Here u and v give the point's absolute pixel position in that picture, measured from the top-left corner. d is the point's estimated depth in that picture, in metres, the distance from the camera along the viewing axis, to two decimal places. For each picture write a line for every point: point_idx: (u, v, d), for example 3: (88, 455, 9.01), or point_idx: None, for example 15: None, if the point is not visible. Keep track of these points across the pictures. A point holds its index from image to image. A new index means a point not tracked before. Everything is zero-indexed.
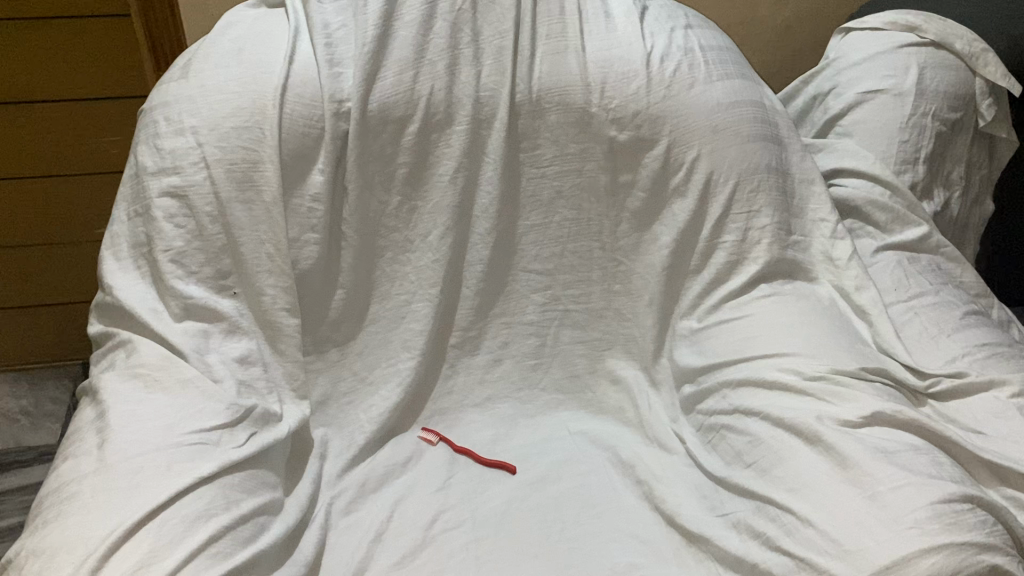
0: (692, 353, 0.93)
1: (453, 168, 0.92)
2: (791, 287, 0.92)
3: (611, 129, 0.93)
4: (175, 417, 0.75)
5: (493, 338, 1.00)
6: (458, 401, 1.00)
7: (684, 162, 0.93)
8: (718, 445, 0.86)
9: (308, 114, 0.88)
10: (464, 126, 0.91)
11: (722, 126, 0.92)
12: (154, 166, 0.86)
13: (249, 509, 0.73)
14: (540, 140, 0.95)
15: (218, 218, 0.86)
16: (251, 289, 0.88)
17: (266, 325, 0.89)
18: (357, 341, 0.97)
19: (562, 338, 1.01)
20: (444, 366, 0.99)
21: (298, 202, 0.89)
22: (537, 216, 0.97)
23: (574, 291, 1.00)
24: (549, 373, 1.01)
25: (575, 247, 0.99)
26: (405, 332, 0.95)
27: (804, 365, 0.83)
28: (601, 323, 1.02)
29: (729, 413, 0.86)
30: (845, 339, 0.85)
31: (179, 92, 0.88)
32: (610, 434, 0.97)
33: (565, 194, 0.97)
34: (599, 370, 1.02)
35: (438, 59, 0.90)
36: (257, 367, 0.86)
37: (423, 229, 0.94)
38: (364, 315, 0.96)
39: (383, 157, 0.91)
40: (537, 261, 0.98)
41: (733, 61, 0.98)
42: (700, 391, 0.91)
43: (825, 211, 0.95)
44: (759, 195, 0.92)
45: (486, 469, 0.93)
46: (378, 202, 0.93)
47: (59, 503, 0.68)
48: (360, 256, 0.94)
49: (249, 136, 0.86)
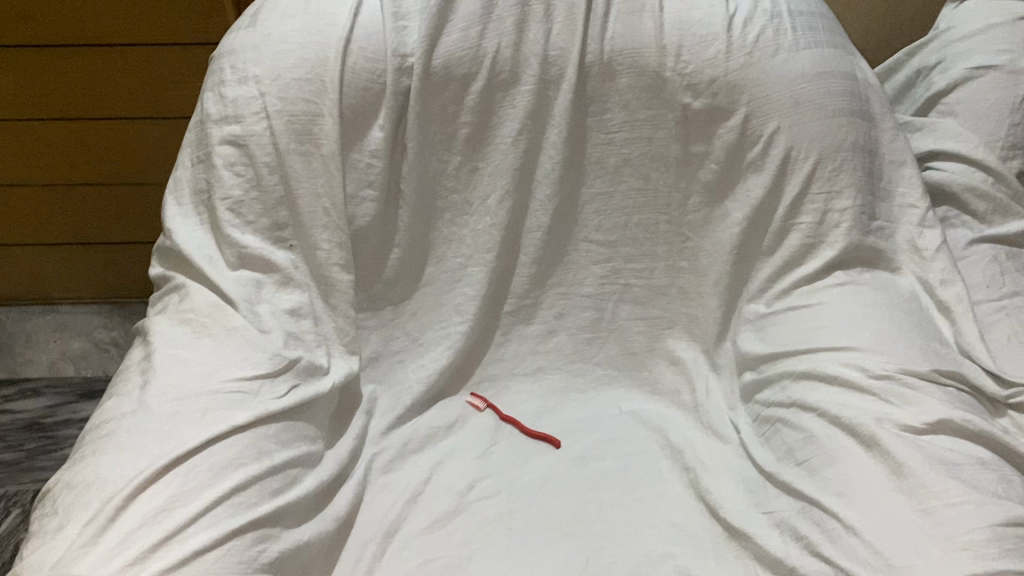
0: (755, 340, 0.88)
1: (516, 130, 0.89)
2: (868, 276, 0.85)
3: (684, 96, 0.87)
4: (217, 364, 0.77)
5: (550, 307, 0.97)
6: (509, 369, 0.98)
7: (761, 135, 0.86)
8: (772, 438, 0.82)
9: (370, 68, 0.86)
10: (530, 86, 0.88)
11: (805, 99, 0.84)
12: (217, 114, 0.86)
13: (282, 461, 0.74)
14: (609, 104, 0.90)
15: (276, 169, 0.85)
16: (306, 243, 0.88)
17: (318, 279, 0.89)
18: (411, 301, 0.96)
19: (620, 313, 0.97)
20: (498, 332, 0.97)
21: (356, 158, 0.88)
22: (601, 184, 0.93)
23: (636, 265, 0.95)
24: (604, 348, 0.98)
25: (639, 220, 0.94)
26: (459, 295, 0.94)
27: (872, 363, 0.76)
28: (663, 300, 0.96)
29: (786, 406, 0.81)
30: (920, 337, 0.79)
31: (246, 41, 0.88)
32: (662, 415, 0.93)
33: (633, 162, 0.92)
34: (657, 349, 0.97)
35: (507, 15, 0.87)
36: (308, 321, 0.86)
37: (482, 192, 0.93)
38: (420, 275, 0.96)
39: (445, 115, 0.89)
40: (599, 232, 0.94)
41: (827, 26, 0.89)
42: (759, 380, 0.86)
43: (915, 197, 0.87)
44: (842, 175, 0.85)
45: (531, 441, 0.91)
46: (438, 161, 0.91)
47: (97, 440, 0.70)
48: (417, 216, 0.93)
49: (310, 88, 0.85)
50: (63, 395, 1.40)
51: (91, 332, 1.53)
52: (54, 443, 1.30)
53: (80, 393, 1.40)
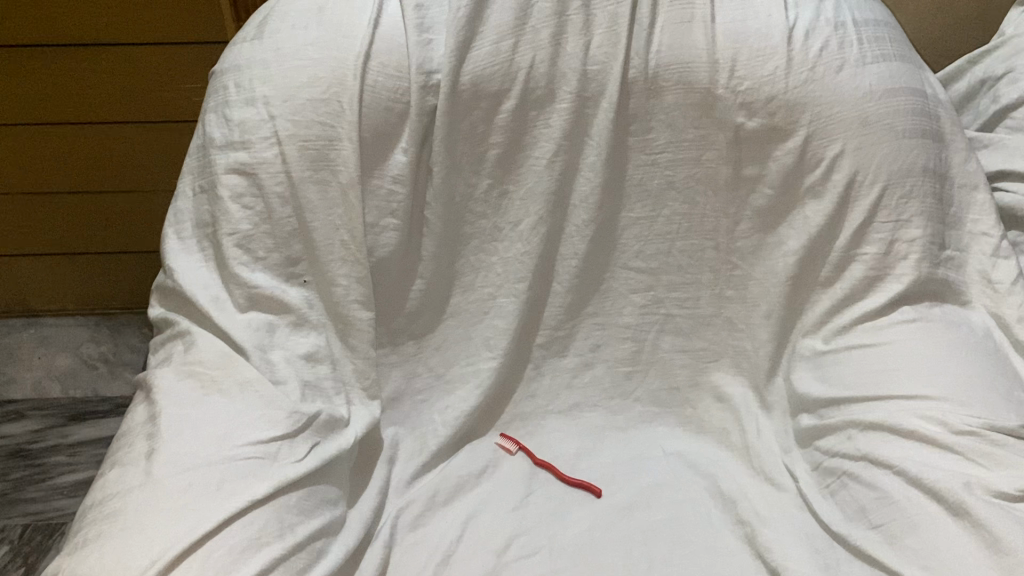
0: (815, 382, 0.81)
1: (551, 151, 0.82)
2: (939, 312, 0.78)
3: (738, 115, 0.79)
4: (231, 426, 0.69)
5: (585, 339, 0.90)
6: (541, 406, 0.90)
7: (823, 158, 0.78)
8: (839, 494, 0.75)
9: (391, 86, 0.77)
10: (567, 103, 0.80)
11: (873, 119, 0.77)
12: (222, 139, 0.77)
13: (305, 535, 0.66)
14: (653, 123, 0.82)
15: (289, 199, 0.77)
16: (322, 279, 0.80)
17: (335, 318, 0.80)
18: (435, 335, 0.88)
19: (661, 345, 0.89)
20: (529, 367, 0.90)
21: (376, 183, 0.80)
22: (643, 208, 0.85)
23: (679, 294, 0.88)
24: (644, 383, 0.90)
25: (684, 246, 0.86)
26: (488, 329, 0.87)
27: (953, 416, 0.70)
28: (708, 332, 0.89)
29: (854, 459, 0.74)
30: (1003, 385, 0.72)
31: (252, 55, 0.78)
32: (708, 458, 0.86)
33: (678, 184, 0.84)
34: (700, 384, 0.90)
35: (542, 26, 0.79)
36: (325, 366, 0.79)
37: (514, 217, 0.85)
38: (445, 306, 0.88)
39: (473, 136, 0.81)
40: (639, 258, 0.87)
41: (892, 36, 0.81)
42: (820, 426, 0.79)
43: (987, 224, 0.80)
44: (911, 202, 0.77)
45: (569, 489, 0.84)
46: (465, 184, 0.83)
47: (100, 521, 0.62)
48: (443, 244, 0.84)
49: (326, 109, 0.76)
50: (51, 417, 1.31)
51: (78, 347, 1.44)
52: (42, 471, 1.22)
53: (69, 415, 1.32)
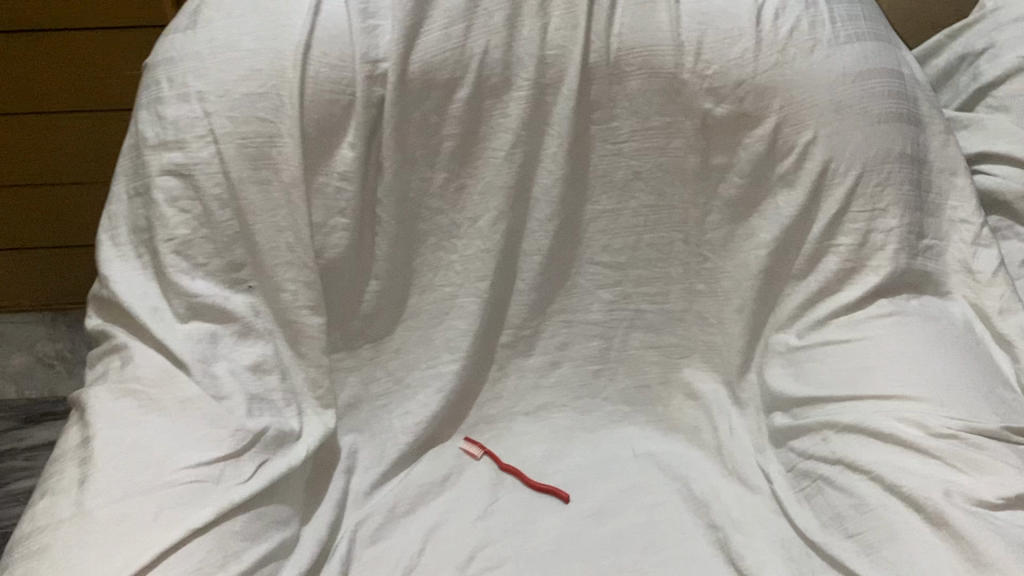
0: (789, 379, 0.78)
1: (510, 143, 0.77)
2: (917, 305, 0.75)
3: (706, 101, 0.74)
4: (170, 449, 0.64)
5: (551, 336, 0.86)
6: (506, 408, 0.87)
7: (795, 145, 0.74)
8: (814, 498, 0.72)
9: (334, 77, 0.72)
10: (525, 92, 0.75)
11: (846, 104, 0.73)
12: (155, 138, 0.71)
13: (251, 562, 0.63)
14: (617, 110, 0.77)
15: (228, 202, 0.72)
16: (268, 284, 0.75)
17: (284, 324, 0.76)
18: (393, 338, 0.84)
19: (630, 341, 0.86)
20: (493, 368, 0.86)
21: (322, 181, 0.75)
22: (608, 200, 0.81)
23: (648, 289, 0.84)
24: (613, 381, 0.87)
25: (652, 239, 0.82)
26: (448, 330, 0.83)
27: (931, 418, 0.66)
28: (679, 327, 0.85)
29: (829, 462, 0.71)
30: (983, 383, 0.69)
31: (184, 46, 0.73)
32: (680, 459, 0.83)
33: (644, 174, 0.79)
34: (672, 381, 0.87)
35: (495, 9, 0.74)
36: (274, 376, 0.74)
37: (472, 213, 0.80)
38: (403, 307, 0.83)
39: (426, 128, 0.76)
40: (606, 253, 0.83)
41: (867, 14, 0.77)
42: (794, 426, 0.76)
43: (967, 211, 0.76)
44: (888, 191, 0.74)
45: (537, 496, 0.80)
46: (419, 178, 0.78)
47: (27, 559, 0.58)
48: (398, 242, 0.80)
49: (265, 104, 0.71)
50: (6, 420, 1.27)
51: (34, 345, 1.40)
52: None
53: (25, 417, 1.27)
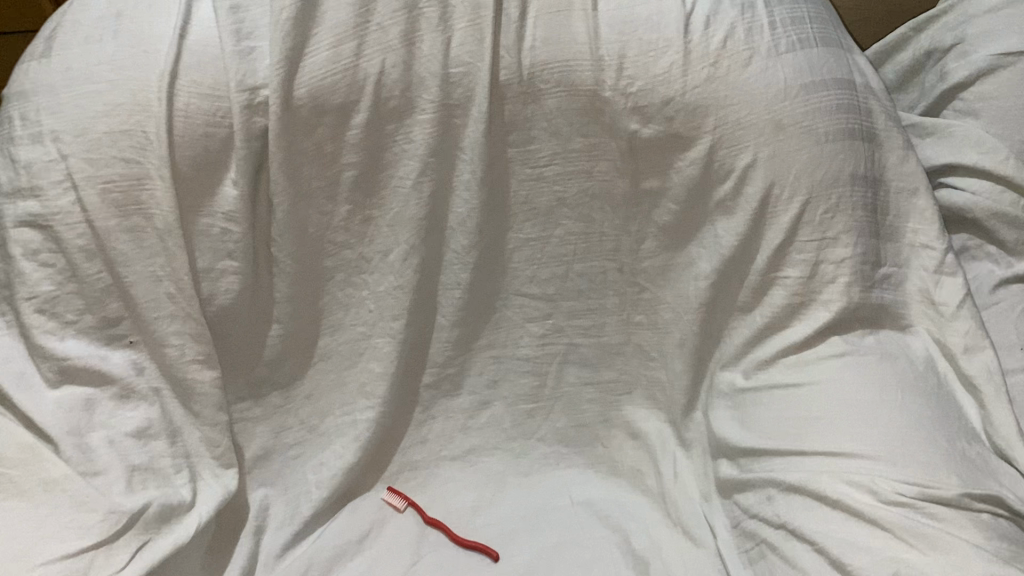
0: (734, 424, 0.70)
1: (416, 171, 0.68)
2: (873, 343, 0.67)
3: (631, 120, 0.66)
4: (30, 540, 0.57)
5: (479, 374, 0.78)
6: (433, 452, 0.80)
7: (733, 169, 0.66)
8: (758, 563, 0.65)
9: (208, 109, 0.64)
10: (429, 115, 0.67)
11: (788, 122, 0.64)
12: (8, 184, 0.64)
13: None
14: (535, 132, 0.69)
15: (96, 253, 0.65)
16: (151, 339, 0.68)
17: (173, 381, 0.69)
18: (304, 383, 0.76)
19: (565, 377, 0.79)
20: (417, 410, 0.79)
21: (205, 223, 0.67)
22: (532, 228, 0.72)
23: (582, 322, 0.76)
24: (549, 420, 0.80)
25: (582, 269, 0.74)
26: (363, 373, 0.75)
27: (883, 482, 0.59)
28: (616, 361, 0.78)
29: (774, 525, 0.64)
30: (944, 436, 0.61)
31: (38, 78, 0.65)
32: (621, 506, 0.76)
33: (570, 201, 0.71)
34: (612, 419, 0.80)
35: (390, 23, 0.65)
36: (160, 441, 0.67)
37: (382, 246, 0.72)
38: (313, 350, 0.76)
39: (321, 157, 0.67)
40: (534, 284, 0.75)
41: (812, 16, 0.68)
42: (739, 479, 0.68)
43: (930, 235, 0.68)
44: (838, 218, 0.66)
45: (464, 553, 0.74)
46: (318, 212, 0.70)
47: None
48: (300, 283, 0.72)
49: (129, 143, 0.63)
50: None
51: None
52: None
53: None
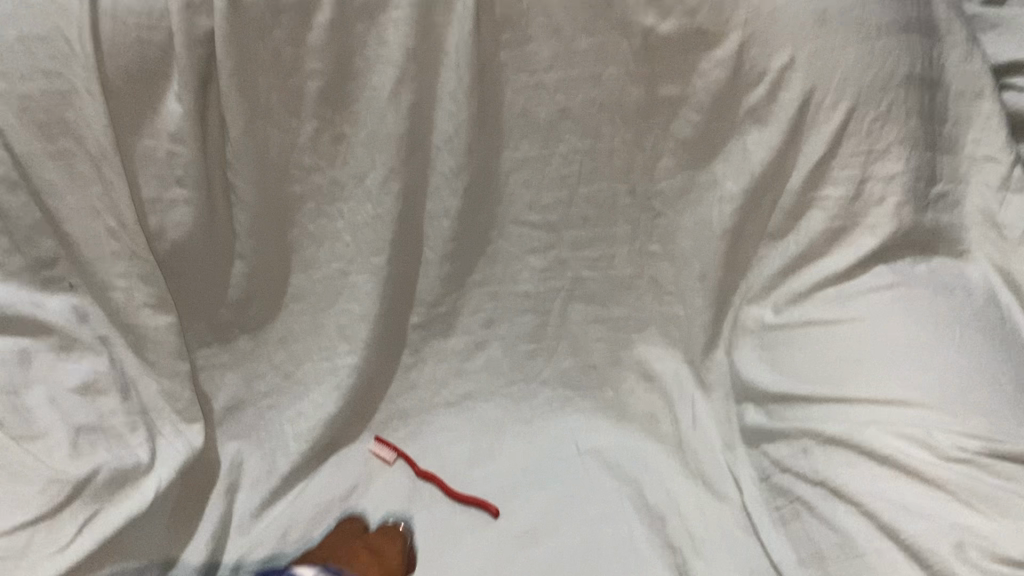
0: (762, 367, 0.62)
1: (395, 79, 0.58)
2: (925, 273, 0.59)
3: (648, 14, 0.57)
4: None
5: (473, 313, 0.70)
6: (425, 400, 0.72)
7: (767, 71, 0.57)
8: (792, 525, 0.58)
9: (141, 9, 0.54)
10: (405, 11, 0.57)
11: (834, 14, 0.55)
12: None
13: None
14: (532, 30, 0.58)
15: (20, 184, 0.56)
16: (93, 282, 0.59)
17: (123, 329, 0.60)
18: (276, 326, 0.68)
19: (570, 315, 0.70)
20: (405, 354, 0.70)
21: (147, 145, 0.57)
22: (530, 145, 0.62)
23: (588, 253, 0.67)
24: (553, 362, 0.72)
25: (589, 192, 0.64)
26: (342, 315, 0.67)
27: (942, 437, 0.51)
28: (629, 297, 0.69)
29: (811, 482, 0.56)
30: (1009, 382, 0.53)
31: None
32: (632, 457, 0.69)
33: (574, 112, 0.61)
34: (623, 361, 0.71)
35: None
36: (111, 396, 0.59)
37: (358, 169, 0.62)
38: (284, 289, 0.66)
39: (281, 65, 0.58)
40: (533, 211, 0.65)
41: None
42: (770, 429, 0.60)
43: (993, 146, 0.58)
44: (889, 126, 0.56)
45: (461, 509, 0.67)
46: (282, 131, 0.60)
47: None
48: (263, 214, 0.62)
49: (49, 52, 0.53)
50: None
51: None
52: None
53: None
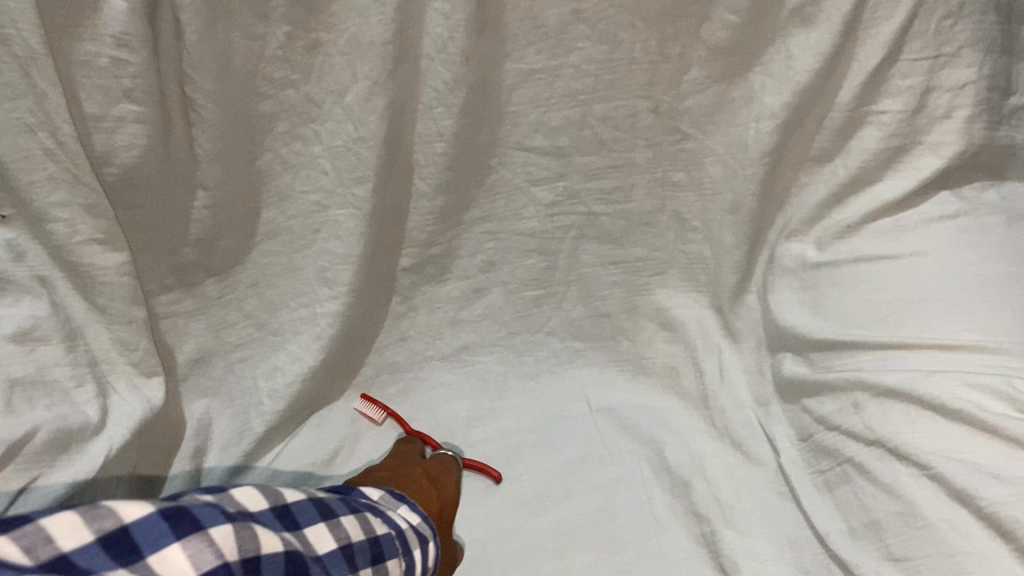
0: (802, 310, 0.55)
1: None
2: (989, 203, 0.52)
3: None
4: None
5: (471, 255, 0.61)
6: (418, 352, 0.65)
7: None
8: (840, 490, 0.50)
9: None
10: None
11: None
12: None
13: None
14: None
15: None
16: (27, 213, 0.47)
17: (69, 269, 0.49)
18: (244, 270, 0.57)
19: (581, 255, 0.61)
20: (395, 301, 0.62)
21: (88, 47, 0.44)
22: (537, 54, 0.52)
23: (602, 183, 0.58)
24: (561, 310, 0.64)
25: (606, 111, 0.54)
26: (321, 256, 0.57)
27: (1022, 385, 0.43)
28: (649, 235, 0.60)
29: (864, 441, 0.49)
30: None
31: None
32: (652, 414, 0.62)
33: (587, 14, 0.50)
34: (641, 308, 0.63)
35: None
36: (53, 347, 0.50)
37: (338, 83, 0.51)
38: (254, 225, 0.56)
39: None
40: (540, 134, 0.55)
41: None
42: (811, 382, 0.53)
43: None
44: (961, 26, 0.48)
45: None
46: (246, 33, 0.47)
47: None
48: (229, 136, 0.50)
49: None
50: None
51: None
52: None
53: None
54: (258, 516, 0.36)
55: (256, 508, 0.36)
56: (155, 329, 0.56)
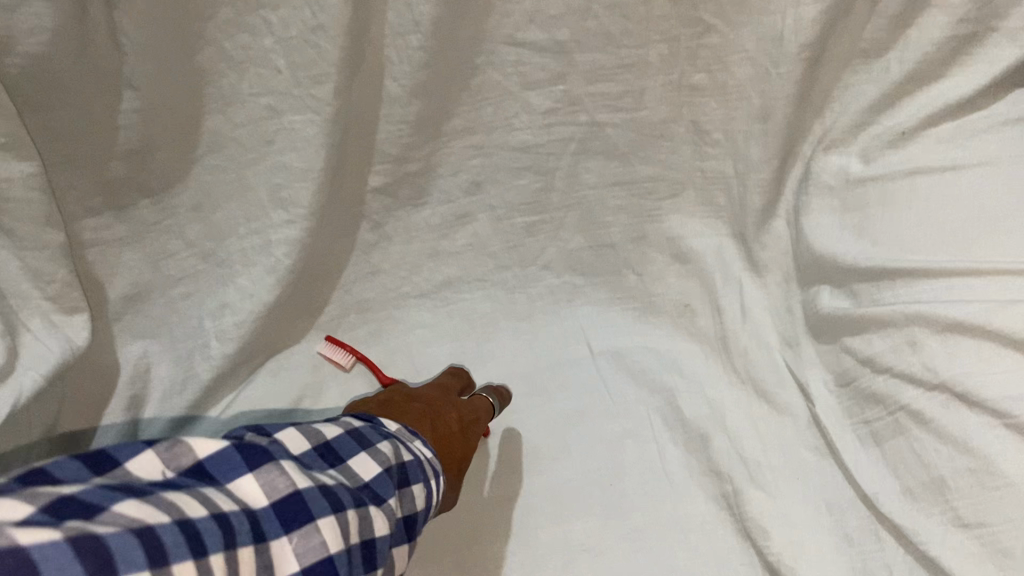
0: (846, 235, 0.47)
1: None
2: None
3: None
4: None
5: (455, 174, 0.52)
6: (391, 288, 0.56)
7: None
8: (891, 444, 0.43)
9: None
10: None
11: None
12: None
13: None
14: None
15: None
16: None
17: None
18: (183, 193, 0.46)
19: (583, 174, 0.52)
20: (365, 228, 0.53)
21: None
22: None
23: (607, 87, 0.48)
24: (557, 238, 0.55)
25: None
26: (275, 174, 0.47)
27: None
28: (663, 149, 0.51)
29: (922, 386, 0.41)
30: None
31: None
32: (662, 359, 0.55)
33: None
34: (649, 237, 0.55)
35: None
36: None
37: None
38: (194, 136, 0.44)
39: None
40: (535, 26, 0.45)
41: None
42: (854, 317, 0.45)
43: None
44: None
45: None
46: None
47: None
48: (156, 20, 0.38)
49: None
50: None
51: None
52: None
53: None
54: (305, 454, 0.29)
55: (305, 444, 0.30)
56: (78, 261, 0.44)
